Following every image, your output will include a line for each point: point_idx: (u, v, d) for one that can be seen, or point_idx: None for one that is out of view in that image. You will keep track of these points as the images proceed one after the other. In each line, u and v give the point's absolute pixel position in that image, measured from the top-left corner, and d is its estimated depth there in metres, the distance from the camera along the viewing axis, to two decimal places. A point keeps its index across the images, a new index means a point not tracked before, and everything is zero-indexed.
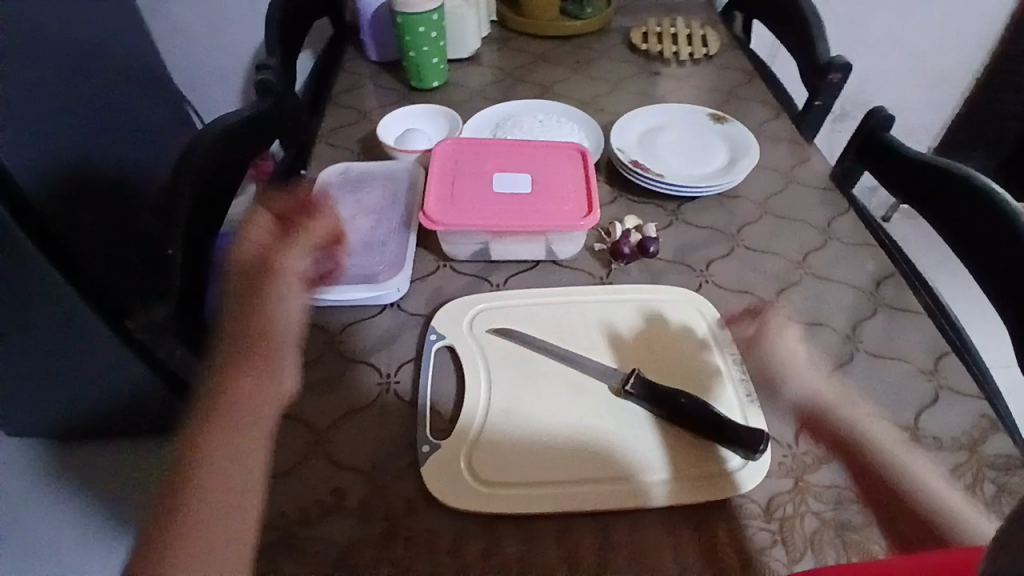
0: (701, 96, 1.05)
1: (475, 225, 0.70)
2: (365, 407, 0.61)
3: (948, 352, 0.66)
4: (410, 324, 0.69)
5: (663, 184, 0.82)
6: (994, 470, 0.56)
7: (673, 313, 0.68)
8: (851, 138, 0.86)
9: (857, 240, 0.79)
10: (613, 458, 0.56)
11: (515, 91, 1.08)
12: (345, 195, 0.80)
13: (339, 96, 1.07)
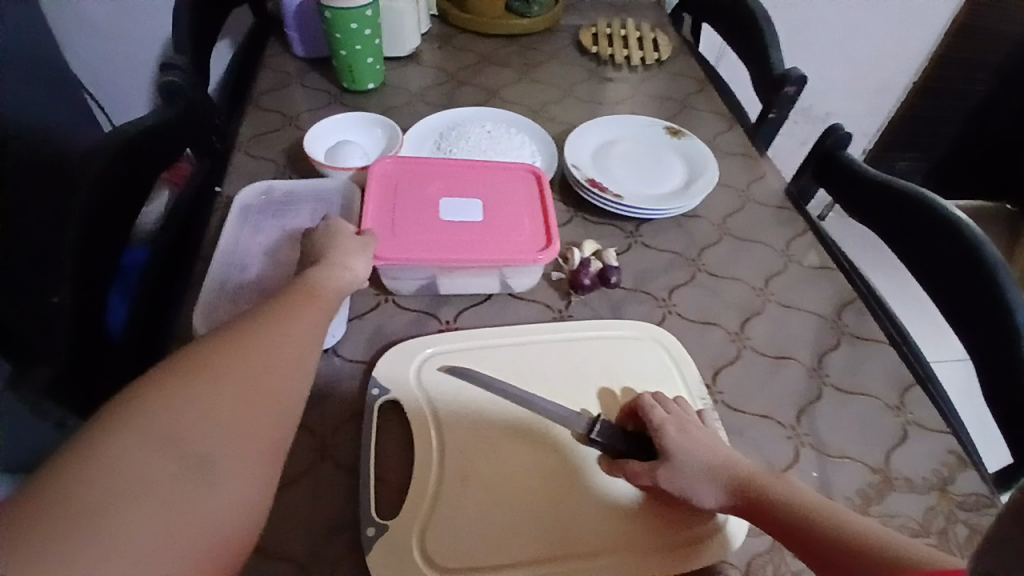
0: (655, 105, 1.01)
1: (420, 259, 0.62)
2: (297, 479, 0.53)
3: (912, 384, 0.64)
4: (348, 372, 0.61)
5: (621, 205, 0.77)
6: (965, 511, 0.55)
7: (638, 351, 0.63)
8: (808, 156, 0.85)
9: (816, 262, 0.77)
10: (582, 527, 0.50)
11: (459, 95, 1.00)
12: (270, 220, 0.70)
13: (262, 98, 0.95)
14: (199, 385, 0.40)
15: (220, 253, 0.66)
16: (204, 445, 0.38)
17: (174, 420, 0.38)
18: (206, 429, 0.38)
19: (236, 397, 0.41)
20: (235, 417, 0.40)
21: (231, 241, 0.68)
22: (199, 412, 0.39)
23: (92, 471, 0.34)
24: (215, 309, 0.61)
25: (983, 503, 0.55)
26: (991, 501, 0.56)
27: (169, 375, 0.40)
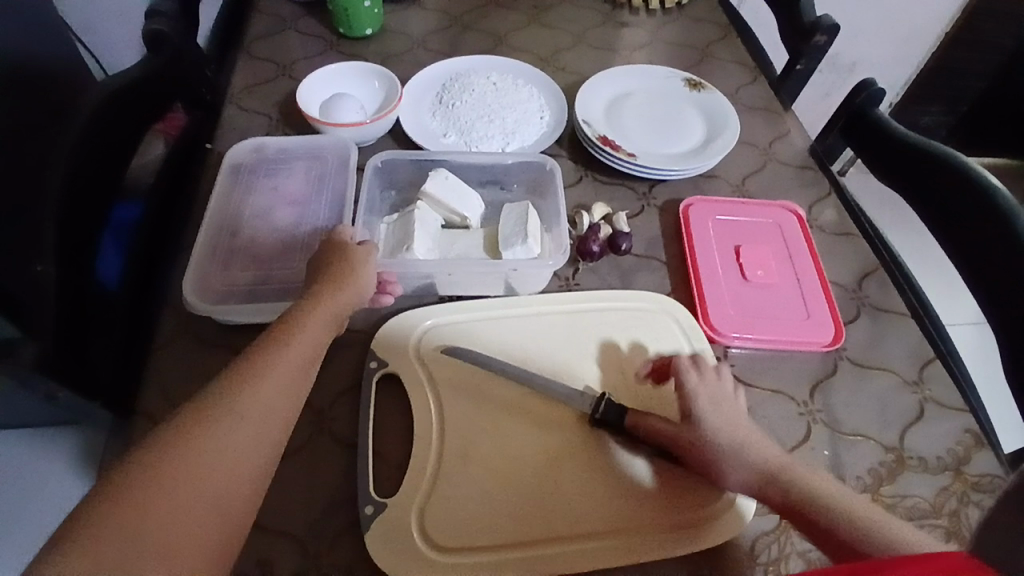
0: (673, 54, 0.94)
1: (806, 277, 0.66)
2: (295, 453, 0.51)
3: (933, 359, 0.62)
4: (346, 342, 0.59)
5: (634, 165, 0.73)
6: (978, 493, 0.53)
7: (647, 323, 0.61)
8: (837, 112, 0.79)
9: (839, 228, 0.73)
10: (585, 505, 0.49)
11: (463, 41, 0.93)
12: (261, 181, 0.66)
13: (255, 44, 0.89)
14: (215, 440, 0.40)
15: (209, 215, 0.62)
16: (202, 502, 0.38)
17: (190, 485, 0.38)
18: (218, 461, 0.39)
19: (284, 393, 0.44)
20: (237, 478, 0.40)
21: (219, 203, 0.64)
22: (226, 445, 0.40)
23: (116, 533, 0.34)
24: (208, 277, 0.58)
25: (996, 485, 0.53)
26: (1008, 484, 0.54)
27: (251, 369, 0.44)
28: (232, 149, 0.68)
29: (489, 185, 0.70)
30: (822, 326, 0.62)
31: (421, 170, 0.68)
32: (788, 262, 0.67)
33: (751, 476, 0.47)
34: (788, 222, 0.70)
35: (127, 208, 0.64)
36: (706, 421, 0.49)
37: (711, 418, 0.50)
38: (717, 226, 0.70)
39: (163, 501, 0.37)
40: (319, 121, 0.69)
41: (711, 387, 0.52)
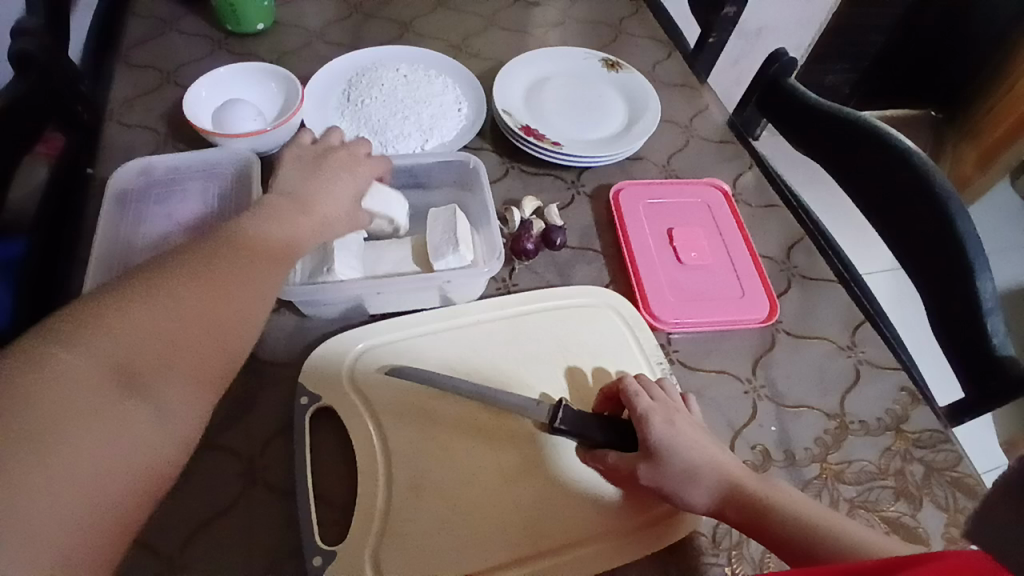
0: (587, 34, 0.92)
1: (739, 254, 0.66)
2: (228, 507, 0.47)
3: (863, 321, 0.64)
4: (274, 375, 0.54)
5: (559, 154, 0.70)
6: (918, 448, 0.56)
7: (590, 319, 0.59)
8: (752, 83, 0.80)
9: (763, 200, 0.74)
10: (549, 519, 0.47)
11: (368, 31, 0.87)
12: (151, 207, 0.59)
13: (130, 49, 0.79)
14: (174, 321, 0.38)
15: (94, 252, 0.55)
16: (149, 392, 0.36)
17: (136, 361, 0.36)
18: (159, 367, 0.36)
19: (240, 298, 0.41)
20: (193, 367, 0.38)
21: (104, 236, 0.57)
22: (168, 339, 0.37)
23: (53, 388, 0.32)
24: None
25: (937, 439, 0.56)
26: (946, 436, 0.57)
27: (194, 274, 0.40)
28: (114, 173, 0.60)
29: (410, 188, 0.66)
30: (757, 302, 0.63)
31: None
32: (720, 241, 0.67)
33: (712, 498, 0.46)
34: (715, 200, 0.71)
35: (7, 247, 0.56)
36: (667, 449, 0.46)
37: (671, 449, 0.46)
38: (648, 210, 0.69)
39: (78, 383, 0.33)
40: (211, 133, 0.63)
41: (667, 410, 0.48)
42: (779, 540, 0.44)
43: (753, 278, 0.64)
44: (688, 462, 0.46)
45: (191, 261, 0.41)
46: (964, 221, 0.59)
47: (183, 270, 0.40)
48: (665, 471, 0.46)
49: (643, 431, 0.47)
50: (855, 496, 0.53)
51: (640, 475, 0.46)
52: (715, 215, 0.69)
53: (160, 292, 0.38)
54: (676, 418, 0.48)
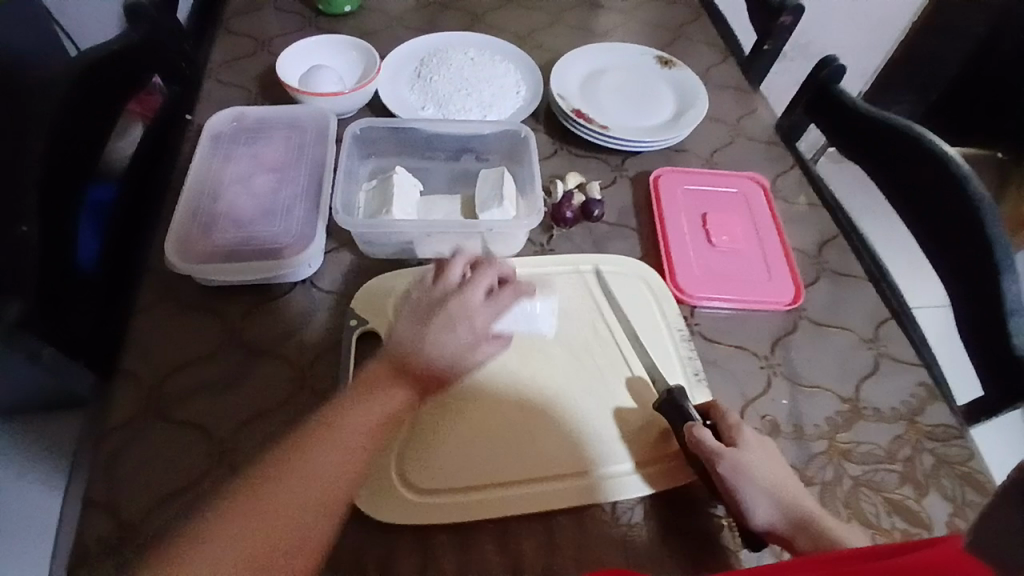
0: (647, 35, 0.96)
1: (771, 243, 0.69)
2: (277, 404, 0.53)
3: (889, 318, 0.65)
4: (328, 301, 0.61)
5: (607, 137, 0.75)
6: (931, 441, 0.56)
7: (618, 285, 0.63)
8: (801, 88, 0.83)
9: (801, 198, 0.76)
10: (559, 450, 0.52)
11: (442, 19, 0.94)
12: (240, 148, 0.67)
13: (232, 19, 0.89)
14: (307, 463, 0.42)
15: (190, 180, 0.63)
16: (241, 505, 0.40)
17: (290, 476, 0.41)
18: (290, 496, 0.41)
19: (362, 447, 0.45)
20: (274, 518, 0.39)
21: (200, 167, 0.65)
22: (289, 489, 0.41)
23: (211, 544, 0.38)
24: (188, 238, 0.59)
25: (950, 434, 0.57)
26: (960, 433, 0.57)
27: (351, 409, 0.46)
28: (212, 117, 0.69)
29: (465, 155, 0.72)
30: (783, 286, 0.65)
31: (398, 137, 0.70)
32: (754, 229, 0.70)
33: (777, 514, 0.47)
34: (753, 192, 0.74)
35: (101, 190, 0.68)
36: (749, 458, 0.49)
37: (750, 452, 0.50)
38: (685, 195, 0.72)
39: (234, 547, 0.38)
40: (299, 91, 0.71)
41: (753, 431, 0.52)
42: (806, 554, 0.46)
43: (782, 265, 0.67)
44: (766, 469, 0.49)
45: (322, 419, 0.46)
46: (996, 227, 0.60)
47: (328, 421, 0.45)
48: (743, 476, 0.48)
49: (730, 433, 0.51)
50: (860, 475, 0.54)
51: (719, 467, 0.49)
52: (751, 206, 0.72)
53: (296, 445, 0.43)
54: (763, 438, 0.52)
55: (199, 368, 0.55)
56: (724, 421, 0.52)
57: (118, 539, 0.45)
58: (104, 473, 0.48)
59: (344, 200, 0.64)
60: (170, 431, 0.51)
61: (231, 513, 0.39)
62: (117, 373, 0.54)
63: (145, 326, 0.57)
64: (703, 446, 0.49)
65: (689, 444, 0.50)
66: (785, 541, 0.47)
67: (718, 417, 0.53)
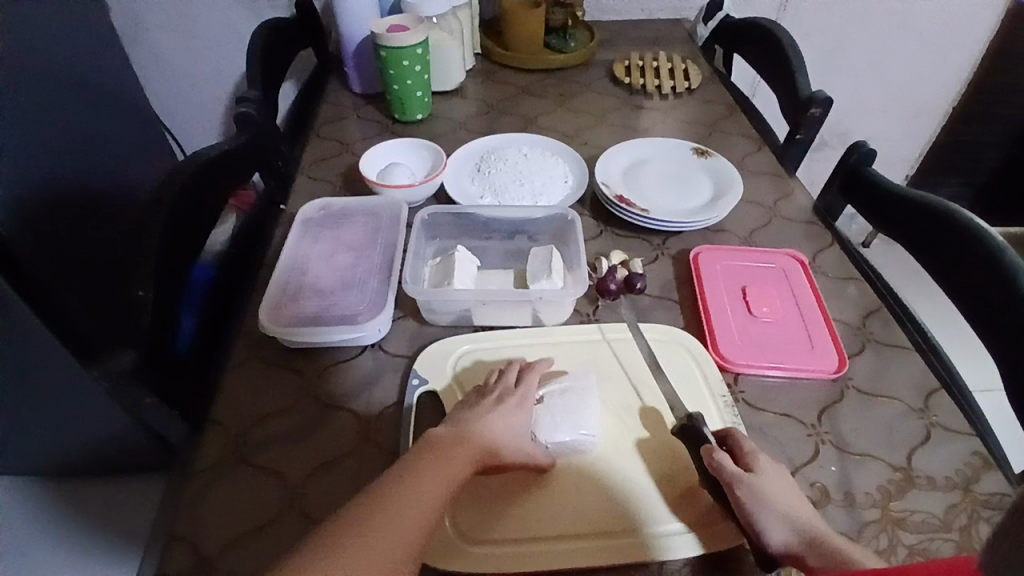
0: (685, 130, 1.05)
1: (812, 315, 0.71)
2: (343, 455, 0.59)
3: (938, 388, 0.65)
4: (393, 363, 0.67)
5: (647, 218, 0.82)
6: (988, 509, 0.54)
7: (661, 353, 0.67)
8: (834, 171, 0.87)
9: (840, 273, 0.79)
10: (604, 507, 0.54)
11: (499, 123, 1.07)
12: (325, 231, 0.78)
13: (322, 127, 1.05)
14: (380, 511, 0.46)
15: (283, 258, 0.73)
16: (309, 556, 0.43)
17: (363, 529, 0.45)
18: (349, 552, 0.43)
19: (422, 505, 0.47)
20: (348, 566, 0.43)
21: (290, 249, 0.75)
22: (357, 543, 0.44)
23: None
24: (277, 306, 0.68)
25: (1007, 503, 0.55)
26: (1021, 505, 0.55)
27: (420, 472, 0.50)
28: (303, 206, 0.81)
29: (518, 236, 0.80)
30: (826, 355, 0.67)
31: (460, 221, 0.79)
32: (793, 302, 0.73)
33: (790, 535, 0.49)
34: (791, 267, 0.77)
35: (203, 270, 0.84)
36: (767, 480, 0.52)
37: (765, 477, 0.52)
38: (724, 270, 0.77)
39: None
40: (376, 184, 0.82)
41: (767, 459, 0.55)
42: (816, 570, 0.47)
43: (824, 335, 0.69)
44: (778, 491, 0.51)
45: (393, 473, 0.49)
46: None
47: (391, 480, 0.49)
48: (761, 494, 0.50)
49: (744, 458, 0.54)
50: (916, 544, 0.52)
51: (736, 490, 0.51)
52: (790, 280, 0.75)
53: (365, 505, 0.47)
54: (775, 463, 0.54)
55: (277, 421, 0.62)
56: (739, 446, 0.55)
57: (196, 569, 0.51)
58: (191, 510, 0.55)
59: (412, 273, 0.72)
60: (250, 475, 0.58)
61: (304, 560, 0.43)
62: (208, 422, 0.62)
63: (235, 382, 0.66)
64: (722, 466, 0.52)
65: (708, 465, 0.53)
66: (797, 560, 0.49)
67: (734, 443, 0.56)
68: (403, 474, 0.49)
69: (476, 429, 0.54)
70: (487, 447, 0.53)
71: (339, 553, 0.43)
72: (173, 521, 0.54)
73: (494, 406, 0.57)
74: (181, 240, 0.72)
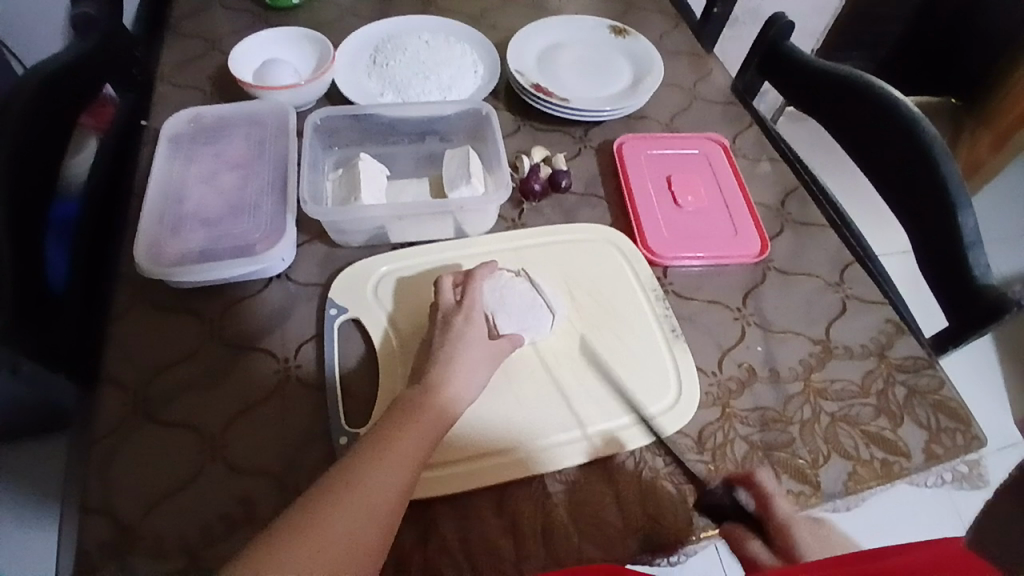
0: (598, 6, 0.97)
1: (735, 199, 0.71)
2: (263, 397, 0.54)
3: (852, 262, 0.67)
4: (304, 292, 0.61)
5: (567, 109, 0.76)
6: (902, 373, 0.59)
7: (591, 253, 0.65)
8: (752, 46, 0.84)
9: (760, 155, 0.78)
10: (549, 417, 0.53)
11: (393, 5, 0.93)
12: (200, 149, 0.66)
13: (179, 20, 0.87)
14: (351, 489, 0.42)
15: (152, 185, 0.62)
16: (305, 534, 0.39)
17: (344, 500, 0.41)
18: (348, 510, 0.41)
19: (397, 458, 0.44)
20: (349, 529, 0.40)
21: (159, 171, 0.64)
22: (357, 502, 0.41)
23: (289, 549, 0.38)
24: (157, 243, 0.58)
25: (920, 365, 0.59)
26: (930, 364, 0.60)
27: (400, 424, 0.46)
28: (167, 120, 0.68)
29: (428, 138, 0.72)
30: (749, 240, 0.67)
31: (360, 125, 0.70)
32: (717, 188, 0.72)
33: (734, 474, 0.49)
34: (714, 152, 0.75)
35: (67, 205, 0.69)
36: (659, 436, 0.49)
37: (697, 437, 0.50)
38: (649, 160, 0.74)
39: (304, 556, 0.38)
40: (254, 87, 0.71)
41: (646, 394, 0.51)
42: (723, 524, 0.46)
43: (747, 220, 0.69)
44: None
45: (379, 430, 0.46)
46: (949, 166, 0.63)
47: (376, 435, 0.45)
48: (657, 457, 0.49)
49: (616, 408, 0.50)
50: (837, 411, 0.56)
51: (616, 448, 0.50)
52: (712, 164, 0.74)
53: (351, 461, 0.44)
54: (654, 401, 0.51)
55: (179, 371, 0.55)
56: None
57: (117, 540, 0.46)
58: (101, 482, 0.49)
59: (312, 191, 0.64)
60: (162, 433, 0.52)
61: (311, 527, 0.39)
62: (100, 381, 0.54)
63: (123, 333, 0.57)
64: None
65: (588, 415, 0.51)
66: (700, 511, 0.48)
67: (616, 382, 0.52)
68: (373, 432, 0.46)
69: (444, 373, 0.49)
70: (456, 384, 0.49)
71: (324, 521, 0.40)
72: (81, 494, 0.48)
73: (452, 326, 0.52)
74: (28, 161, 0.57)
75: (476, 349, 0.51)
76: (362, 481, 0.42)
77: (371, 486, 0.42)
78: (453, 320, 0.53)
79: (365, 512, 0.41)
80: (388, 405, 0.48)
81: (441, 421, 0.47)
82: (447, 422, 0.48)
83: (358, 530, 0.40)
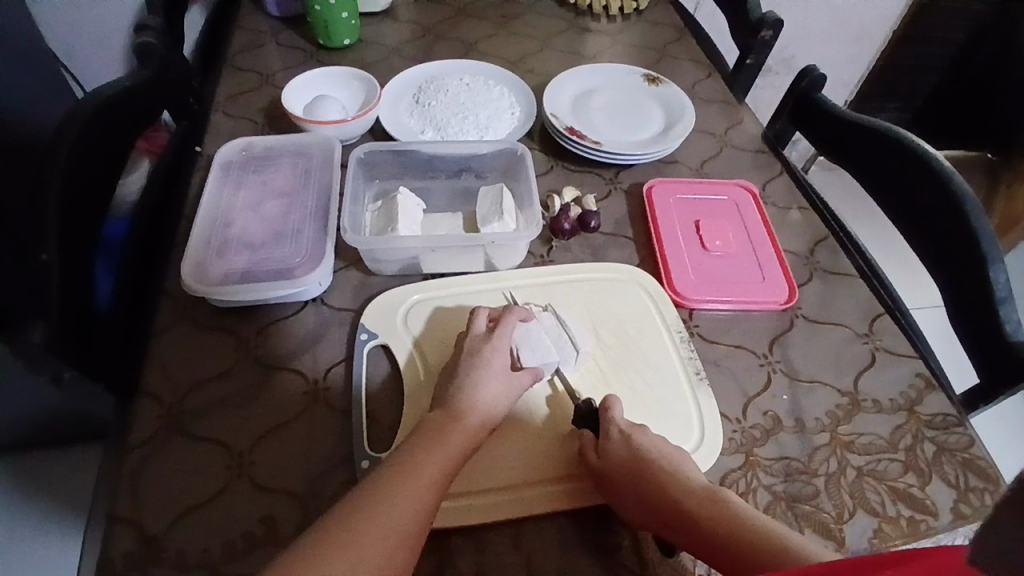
0: (633, 54, 1.00)
1: (763, 245, 0.71)
2: (290, 418, 0.55)
3: (882, 313, 0.67)
4: (337, 318, 0.63)
5: (599, 151, 0.78)
6: (932, 429, 0.58)
7: (617, 291, 0.66)
8: (785, 96, 0.85)
9: (790, 203, 0.78)
10: (568, 454, 0.54)
11: (437, 48, 0.98)
12: (249, 176, 0.70)
13: (237, 57, 0.93)
14: (369, 514, 0.42)
15: (202, 209, 0.66)
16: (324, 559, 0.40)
17: (363, 526, 0.42)
18: (365, 536, 0.41)
19: (416, 484, 0.45)
20: (367, 555, 0.41)
21: (210, 197, 0.68)
22: (376, 528, 0.42)
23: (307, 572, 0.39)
24: (203, 264, 0.62)
25: (950, 422, 0.58)
26: (961, 422, 0.58)
27: (420, 451, 0.47)
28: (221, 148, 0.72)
29: (464, 174, 0.74)
30: (777, 287, 0.67)
31: (400, 160, 0.73)
32: (746, 233, 0.72)
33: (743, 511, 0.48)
34: (743, 198, 0.76)
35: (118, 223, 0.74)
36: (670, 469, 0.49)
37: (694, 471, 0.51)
38: (678, 204, 0.75)
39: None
40: (303, 121, 0.75)
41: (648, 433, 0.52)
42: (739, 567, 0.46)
43: (776, 266, 0.69)
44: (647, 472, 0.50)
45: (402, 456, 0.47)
46: (980, 222, 0.62)
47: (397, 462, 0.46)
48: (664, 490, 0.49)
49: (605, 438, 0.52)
50: (863, 464, 0.55)
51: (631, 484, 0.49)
52: (740, 209, 0.75)
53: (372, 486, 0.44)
54: (635, 432, 0.52)
55: (212, 388, 0.57)
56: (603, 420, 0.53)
57: (141, 551, 0.47)
58: (131, 493, 0.50)
59: (351, 221, 0.67)
60: (192, 447, 0.53)
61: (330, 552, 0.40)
62: (138, 394, 0.56)
63: (164, 348, 0.60)
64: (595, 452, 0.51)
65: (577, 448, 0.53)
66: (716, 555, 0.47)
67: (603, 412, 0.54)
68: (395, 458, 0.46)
69: (464, 404, 0.50)
70: (476, 414, 0.50)
71: (342, 545, 0.40)
72: (111, 503, 0.50)
73: (479, 357, 0.53)
74: (87, 183, 0.61)
75: (499, 381, 0.52)
76: (381, 508, 0.43)
77: (388, 512, 0.43)
78: (479, 352, 0.54)
79: (382, 538, 0.41)
80: (411, 431, 0.49)
81: (460, 451, 0.48)
82: (468, 451, 0.49)
83: (375, 557, 0.41)
